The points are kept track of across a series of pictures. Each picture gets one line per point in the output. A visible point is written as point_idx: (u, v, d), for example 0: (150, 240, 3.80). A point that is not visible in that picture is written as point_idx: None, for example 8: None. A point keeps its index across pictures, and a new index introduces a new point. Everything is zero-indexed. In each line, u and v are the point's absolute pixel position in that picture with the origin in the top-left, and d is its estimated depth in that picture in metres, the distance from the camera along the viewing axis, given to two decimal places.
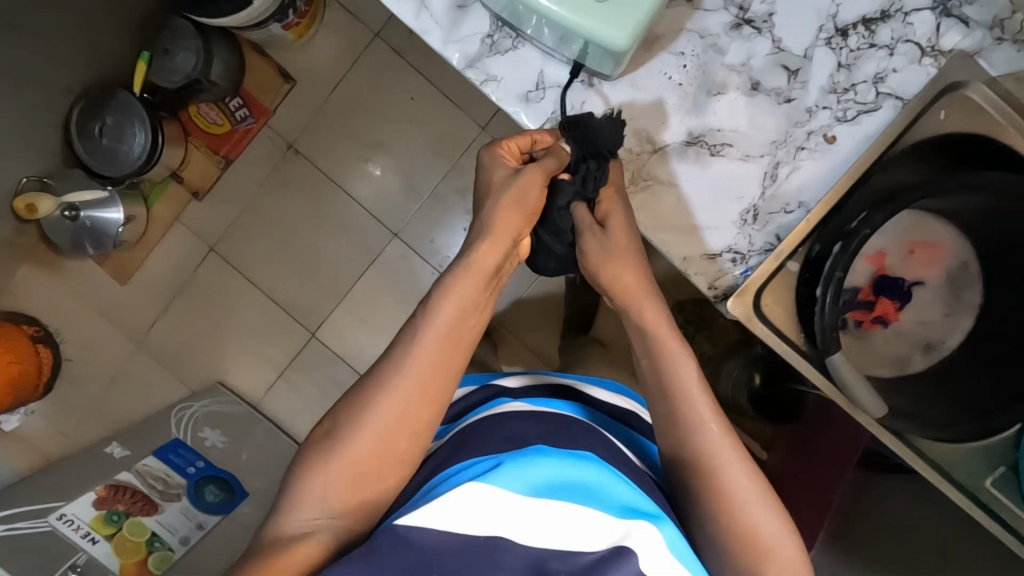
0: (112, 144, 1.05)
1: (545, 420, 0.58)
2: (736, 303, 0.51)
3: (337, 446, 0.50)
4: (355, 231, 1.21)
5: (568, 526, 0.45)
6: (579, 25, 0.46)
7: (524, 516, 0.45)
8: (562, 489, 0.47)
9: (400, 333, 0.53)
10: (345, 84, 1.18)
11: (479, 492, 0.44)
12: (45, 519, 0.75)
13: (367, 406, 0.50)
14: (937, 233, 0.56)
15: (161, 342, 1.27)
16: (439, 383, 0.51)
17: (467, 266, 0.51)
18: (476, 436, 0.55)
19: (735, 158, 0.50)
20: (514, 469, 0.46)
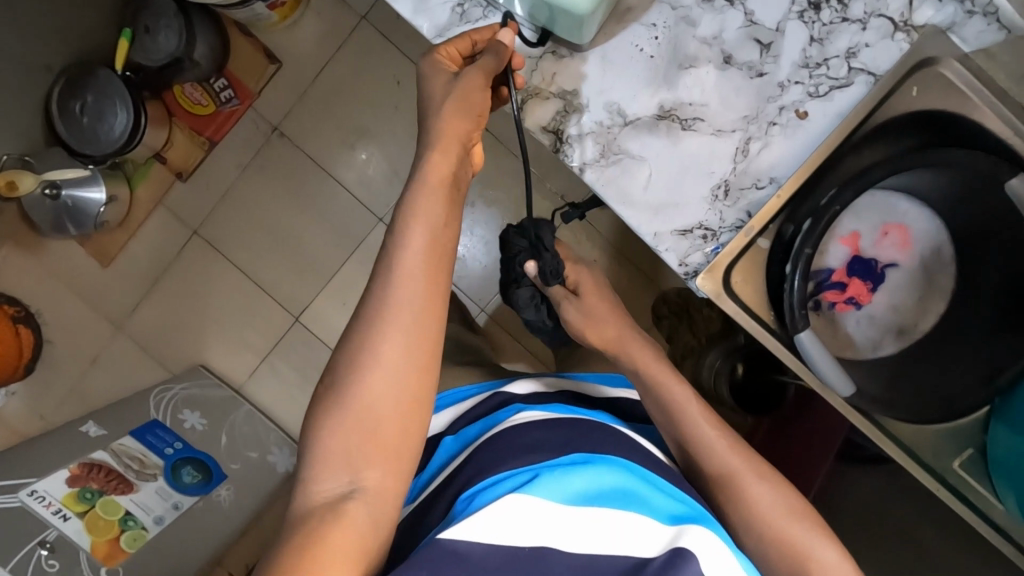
0: (93, 122, 1.04)
1: (565, 424, 0.60)
2: (706, 280, 0.50)
3: (335, 406, 0.47)
4: (340, 216, 1.20)
5: (616, 534, 0.49)
6: None
7: (567, 525, 0.48)
8: (601, 498, 0.51)
9: (374, 271, 0.49)
10: (331, 67, 1.17)
11: (518, 501, 0.48)
12: (16, 494, 0.74)
13: (364, 351, 0.47)
14: (910, 215, 0.56)
15: (143, 325, 1.26)
16: (427, 306, 0.48)
17: (429, 186, 0.49)
18: (499, 441, 0.57)
19: (707, 133, 0.50)
20: (550, 482, 0.50)
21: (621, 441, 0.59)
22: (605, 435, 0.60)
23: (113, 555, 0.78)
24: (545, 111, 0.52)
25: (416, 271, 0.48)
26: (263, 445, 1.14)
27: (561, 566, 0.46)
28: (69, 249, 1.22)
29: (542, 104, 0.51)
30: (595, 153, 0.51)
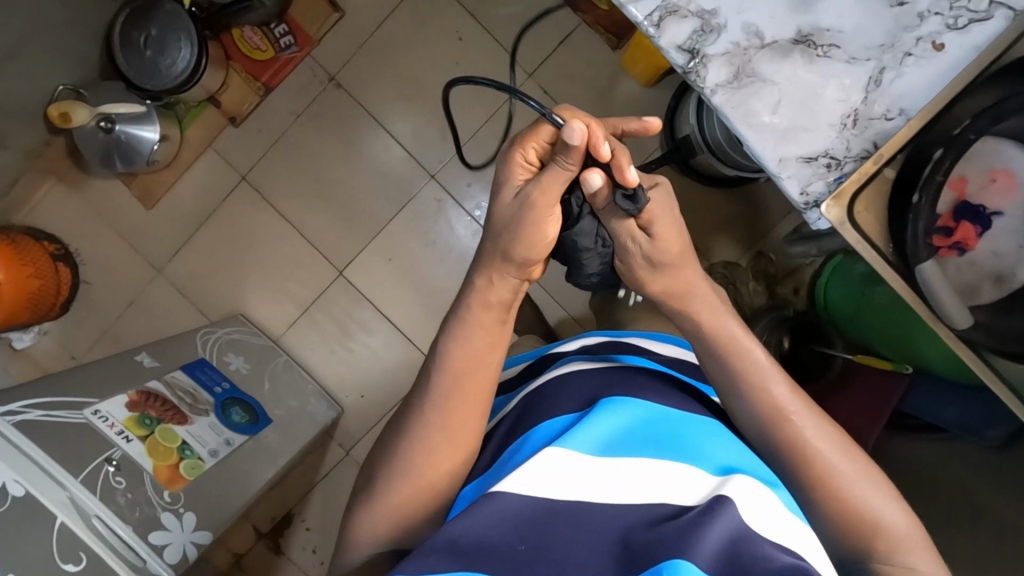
0: (155, 56, 1.03)
1: (607, 372, 0.58)
2: (832, 206, 0.50)
3: (376, 487, 0.53)
4: (390, 171, 1.20)
5: (651, 478, 0.47)
6: None
7: (597, 473, 0.47)
8: (636, 441, 0.49)
9: (415, 381, 0.55)
10: (393, 19, 1.16)
11: (548, 455, 0.47)
12: (81, 412, 0.73)
13: (396, 455, 0.52)
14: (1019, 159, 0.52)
15: (180, 270, 1.24)
16: (461, 434, 0.52)
17: (476, 320, 0.53)
18: (549, 389, 0.57)
19: (840, 61, 0.49)
20: (581, 432, 0.49)
21: (656, 384, 0.57)
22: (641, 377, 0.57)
23: (174, 481, 0.76)
24: (678, 31, 0.50)
25: (458, 402, 0.52)
26: (303, 395, 1.13)
27: (597, 515, 0.44)
28: (113, 189, 1.22)
29: (676, 23, 0.50)
30: (727, 75, 0.50)
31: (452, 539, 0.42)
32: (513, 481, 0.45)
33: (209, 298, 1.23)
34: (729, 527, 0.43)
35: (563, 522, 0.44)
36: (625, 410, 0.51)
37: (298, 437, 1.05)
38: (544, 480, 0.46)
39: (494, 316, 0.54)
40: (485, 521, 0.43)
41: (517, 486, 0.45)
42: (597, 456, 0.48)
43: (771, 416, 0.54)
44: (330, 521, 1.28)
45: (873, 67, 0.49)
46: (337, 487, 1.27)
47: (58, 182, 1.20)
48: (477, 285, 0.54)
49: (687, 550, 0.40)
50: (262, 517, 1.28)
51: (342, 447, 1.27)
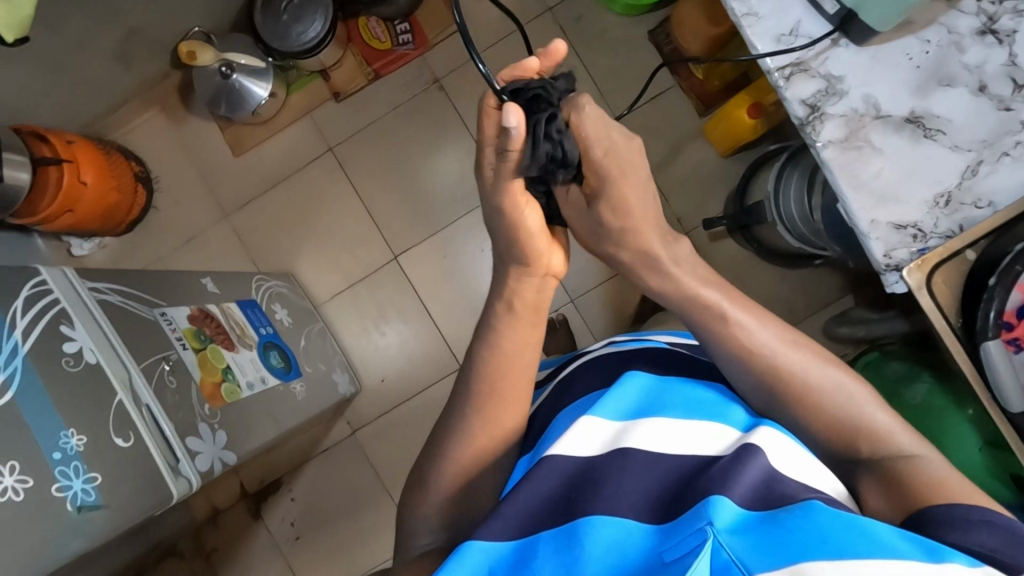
0: (290, 21, 1.13)
1: (615, 359, 0.61)
2: (912, 272, 0.55)
3: None
4: (466, 176, 1.26)
5: (678, 432, 0.49)
6: None
7: (629, 431, 0.49)
8: (660, 404, 0.52)
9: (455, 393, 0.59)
10: (507, 41, 1.24)
11: (582, 421, 0.51)
12: (152, 310, 0.76)
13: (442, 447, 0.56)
14: None
15: (245, 220, 1.29)
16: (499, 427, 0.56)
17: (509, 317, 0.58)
18: (580, 377, 0.62)
19: (943, 147, 0.55)
20: (607, 401, 0.53)
21: (665, 361, 0.60)
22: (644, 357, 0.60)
23: (215, 397, 0.77)
24: (805, 87, 0.56)
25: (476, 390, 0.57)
26: (330, 362, 1.16)
27: (636, 463, 0.47)
28: (207, 130, 1.29)
29: (804, 80, 0.56)
30: (839, 135, 0.55)
31: (517, 503, 0.47)
32: (562, 443, 0.50)
33: (265, 252, 1.28)
34: (758, 465, 0.43)
35: (605, 472, 0.47)
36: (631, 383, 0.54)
37: (320, 399, 1.06)
38: (585, 441, 0.50)
39: (530, 314, 0.58)
40: (540, 485, 0.47)
41: (565, 445, 0.50)
42: (627, 420, 0.51)
43: (738, 352, 0.53)
44: (317, 497, 1.27)
45: (972, 158, 0.54)
46: (333, 464, 1.27)
47: (161, 113, 1.28)
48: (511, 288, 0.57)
49: (721, 488, 0.40)
50: (253, 476, 1.28)
51: (349, 425, 1.27)
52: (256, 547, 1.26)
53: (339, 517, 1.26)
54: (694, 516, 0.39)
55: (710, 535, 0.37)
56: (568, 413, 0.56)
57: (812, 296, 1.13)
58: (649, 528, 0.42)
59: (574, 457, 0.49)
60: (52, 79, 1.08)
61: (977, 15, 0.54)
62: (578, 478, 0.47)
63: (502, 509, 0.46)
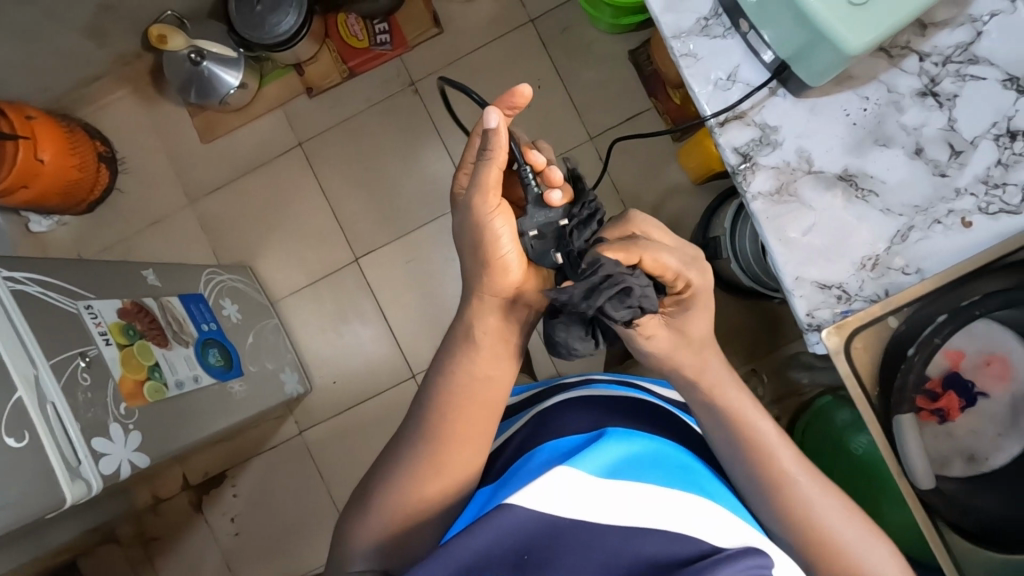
0: (264, 13, 1.11)
1: (596, 406, 0.59)
2: (832, 334, 0.53)
3: None
4: (435, 182, 1.23)
5: (652, 508, 0.44)
6: (814, 17, 0.46)
7: (609, 501, 0.44)
8: (642, 466, 0.48)
9: None
10: (485, 49, 1.22)
11: (558, 473, 0.44)
12: (75, 304, 0.73)
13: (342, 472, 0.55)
14: (1005, 344, 0.57)
15: (210, 208, 1.27)
16: (455, 465, 0.55)
17: (470, 344, 0.57)
18: (562, 414, 0.59)
19: (874, 209, 0.53)
20: (590, 454, 0.46)
21: (643, 414, 0.59)
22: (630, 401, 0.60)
23: (134, 397, 0.75)
24: (738, 135, 0.54)
25: (459, 408, 0.56)
26: (280, 361, 1.15)
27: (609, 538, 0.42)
28: (177, 114, 1.27)
29: (738, 127, 0.54)
30: (769, 187, 0.54)
31: (465, 546, 0.42)
32: (528, 492, 0.43)
33: (227, 243, 1.26)
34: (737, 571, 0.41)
35: (570, 545, 0.42)
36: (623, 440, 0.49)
37: (263, 398, 1.04)
38: (557, 496, 0.43)
39: (493, 345, 0.57)
40: (493, 534, 0.42)
41: (532, 496, 0.43)
42: (605, 480, 0.45)
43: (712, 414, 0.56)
44: (259, 495, 1.25)
45: (903, 223, 0.52)
46: (278, 464, 1.25)
47: (132, 93, 1.26)
48: (474, 312, 0.56)
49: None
50: (196, 468, 1.26)
51: (297, 425, 1.25)
52: (195, 539, 1.25)
53: (279, 515, 1.24)
54: None
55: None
56: (545, 457, 0.51)
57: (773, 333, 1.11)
58: None
59: (538, 514, 0.43)
60: (18, 51, 1.06)
61: (919, 75, 0.52)
62: (539, 543, 0.42)
63: (446, 551, 0.42)
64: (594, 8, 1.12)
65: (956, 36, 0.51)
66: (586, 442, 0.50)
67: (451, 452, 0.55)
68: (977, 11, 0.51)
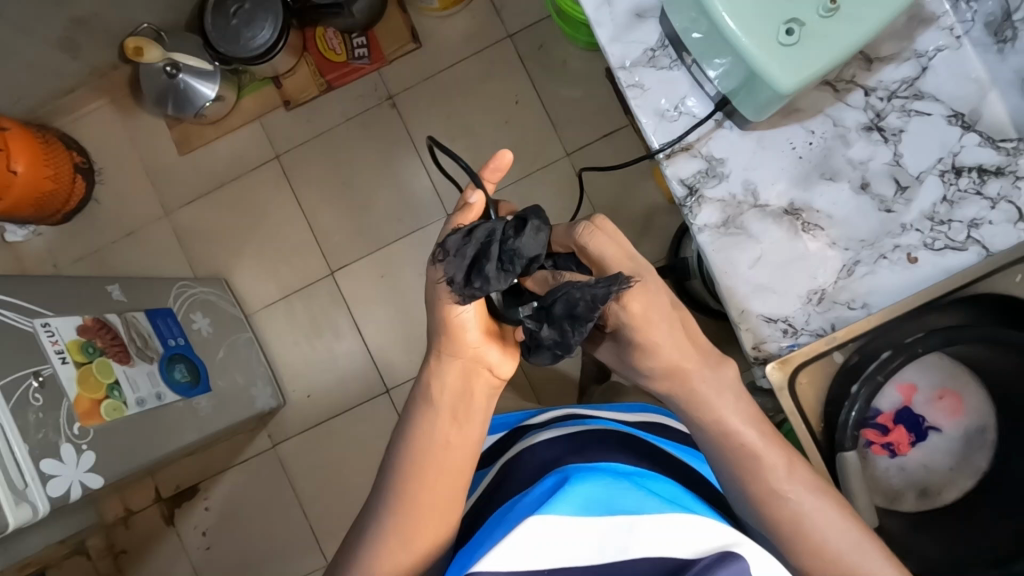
0: (240, 26, 1.11)
1: (571, 434, 0.53)
2: (776, 369, 0.52)
3: None
4: (411, 198, 1.23)
5: (648, 541, 0.38)
6: (747, 54, 0.46)
7: (586, 542, 0.38)
8: (630, 492, 0.41)
9: None
10: (463, 65, 1.22)
11: (530, 522, 0.38)
12: (31, 321, 0.73)
13: None
14: (961, 383, 0.57)
15: (187, 220, 1.27)
16: (423, 531, 0.50)
17: (430, 407, 0.52)
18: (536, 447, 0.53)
19: (820, 243, 0.53)
20: (568, 492, 0.39)
21: (624, 440, 0.54)
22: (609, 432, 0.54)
23: (89, 415, 0.74)
24: (685, 167, 0.54)
25: (421, 471, 0.51)
26: (251, 375, 1.14)
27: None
28: (155, 126, 1.27)
29: (686, 159, 0.54)
30: (716, 219, 0.54)
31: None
32: (494, 555, 0.37)
33: (202, 255, 1.26)
34: None
35: None
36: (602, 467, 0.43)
37: (232, 413, 1.04)
38: (528, 551, 0.37)
39: (453, 407, 0.52)
40: None
41: (500, 554, 0.37)
42: (588, 521, 0.38)
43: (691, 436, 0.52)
44: (231, 509, 1.24)
45: (848, 258, 0.52)
46: (250, 477, 1.24)
47: (110, 105, 1.26)
48: (431, 373, 0.52)
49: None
50: (169, 481, 1.26)
51: (271, 438, 1.25)
52: (166, 553, 1.24)
53: (250, 529, 1.23)
54: None
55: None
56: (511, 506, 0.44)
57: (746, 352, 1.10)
58: None
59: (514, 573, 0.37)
60: None
61: (865, 109, 0.52)
62: None
63: None
64: (570, 25, 1.12)
65: (901, 70, 0.51)
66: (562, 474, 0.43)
67: (417, 517, 0.50)
68: (921, 46, 0.51)
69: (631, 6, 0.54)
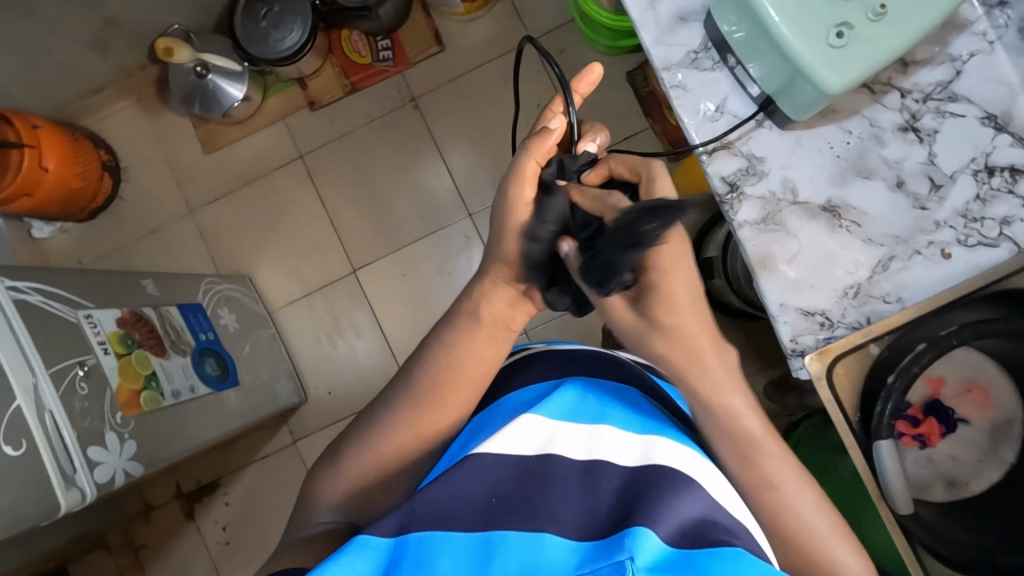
0: (269, 28, 1.13)
1: (573, 358, 0.57)
2: (814, 361, 0.54)
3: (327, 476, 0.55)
4: (432, 198, 1.25)
5: (613, 443, 0.45)
6: (795, 56, 0.49)
7: (566, 439, 0.45)
8: (605, 409, 0.49)
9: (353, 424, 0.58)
10: (485, 68, 1.24)
11: (521, 420, 0.47)
12: (75, 313, 0.74)
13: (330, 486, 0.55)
14: (988, 376, 0.58)
15: (211, 217, 1.29)
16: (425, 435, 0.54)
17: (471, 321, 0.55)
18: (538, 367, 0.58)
19: (856, 238, 0.55)
20: (551, 402, 0.48)
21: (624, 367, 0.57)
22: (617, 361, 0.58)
23: (131, 405, 0.76)
24: (725, 165, 0.56)
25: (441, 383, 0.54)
26: (275, 371, 1.16)
27: (568, 472, 0.43)
28: (180, 125, 1.29)
29: (727, 157, 0.56)
30: (755, 216, 0.56)
31: (431, 500, 0.42)
32: (489, 442, 0.45)
33: (226, 252, 1.28)
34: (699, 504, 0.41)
35: (533, 480, 0.43)
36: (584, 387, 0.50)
37: (258, 409, 1.05)
38: (519, 439, 0.45)
39: (490, 330, 0.56)
40: (461, 481, 0.43)
41: (495, 442, 0.45)
42: (567, 423, 0.47)
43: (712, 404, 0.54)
44: (252, 504, 1.25)
45: (884, 253, 0.54)
46: (271, 473, 1.26)
47: (136, 104, 1.28)
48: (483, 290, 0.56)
49: (649, 517, 0.37)
50: (189, 476, 1.27)
51: (291, 434, 1.26)
52: (185, 547, 1.25)
53: (270, 525, 1.24)
54: (615, 545, 0.36)
55: (628, 570, 0.34)
56: (505, 407, 0.53)
57: (764, 352, 1.12)
58: (574, 546, 0.38)
59: (503, 455, 0.45)
60: (24, 62, 1.08)
61: (900, 110, 0.54)
62: (502, 480, 0.43)
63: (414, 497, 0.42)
64: (591, 29, 1.14)
65: (936, 73, 0.54)
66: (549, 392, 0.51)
67: (422, 419, 0.54)
68: (956, 51, 0.54)
69: (674, 11, 0.58)
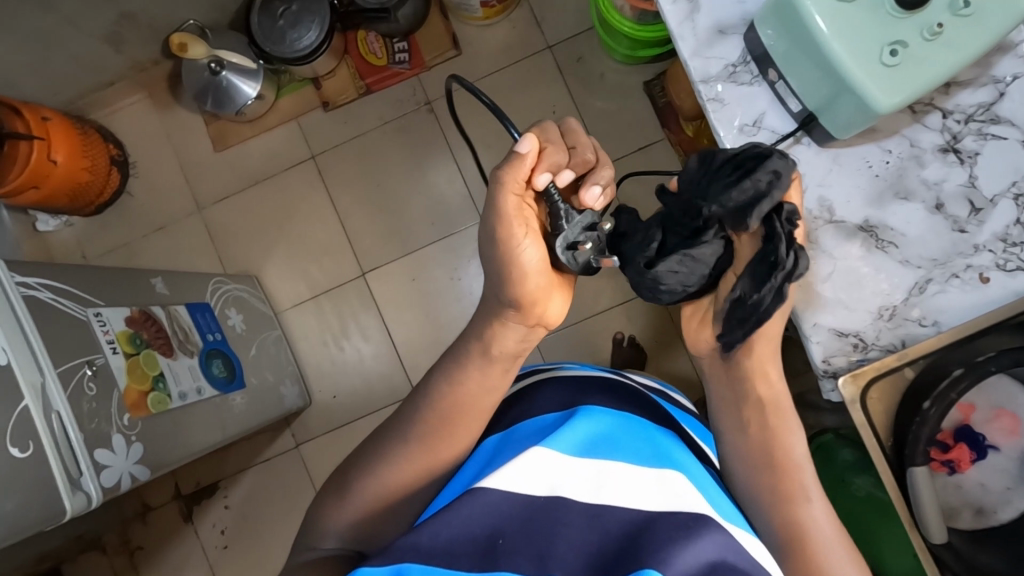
0: (286, 27, 1.12)
1: (582, 385, 0.57)
2: (847, 383, 0.53)
3: (345, 489, 0.54)
4: (445, 202, 1.24)
5: (624, 484, 0.45)
6: (846, 71, 0.49)
7: (575, 479, 0.44)
8: (616, 444, 0.48)
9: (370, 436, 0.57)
10: (501, 73, 1.23)
11: (528, 455, 0.45)
12: (84, 311, 0.73)
13: (344, 499, 0.53)
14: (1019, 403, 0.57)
15: (219, 215, 1.27)
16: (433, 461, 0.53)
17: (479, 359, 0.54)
18: (547, 390, 0.57)
19: (894, 259, 0.54)
20: (562, 434, 0.47)
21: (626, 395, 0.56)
22: (627, 395, 0.57)
23: (138, 407, 0.74)
24: None
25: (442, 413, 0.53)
26: (281, 373, 1.14)
27: (576, 516, 0.42)
28: (191, 121, 1.27)
29: None
30: None
31: (436, 536, 0.42)
32: (497, 477, 0.44)
33: (233, 251, 1.26)
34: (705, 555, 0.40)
35: (541, 523, 0.42)
36: (597, 418, 0.49)
37: (263, 412, 1.03)
38: (528, 478, 0.44)
39: (504, 363, 0.55)
40: (468, 522, 0.42)
41: (503, 479, 0.44)
42: (578, 459, 0.46)
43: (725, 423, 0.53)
44: (250, 508, 1.23)
45: (921, 274, 0.54)
46: (271, 476, 1.24)
47: (147, 99, 1.26)
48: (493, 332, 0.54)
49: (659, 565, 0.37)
50: (188, 477, 1.25)
51: (294, 438, 1.24)
52: (182, 550, 1.23)
53: (268, 531, 1.22)
54: None
55: None
56: (518, 435, 0.52)
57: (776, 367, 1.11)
58: None
59: (514, 496, 0.43)
60: (36, 53, 1.07)
61: (941, 131, 0.54)
62: (510, 521, 0.42)
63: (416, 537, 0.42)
64: (611, 38, 1.13)
65: (978, 95, 0.54)
66: (559, 422, 0.50)
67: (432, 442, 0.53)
68: (999, 72, 0.53)
69: (713, 23, 0.58)
